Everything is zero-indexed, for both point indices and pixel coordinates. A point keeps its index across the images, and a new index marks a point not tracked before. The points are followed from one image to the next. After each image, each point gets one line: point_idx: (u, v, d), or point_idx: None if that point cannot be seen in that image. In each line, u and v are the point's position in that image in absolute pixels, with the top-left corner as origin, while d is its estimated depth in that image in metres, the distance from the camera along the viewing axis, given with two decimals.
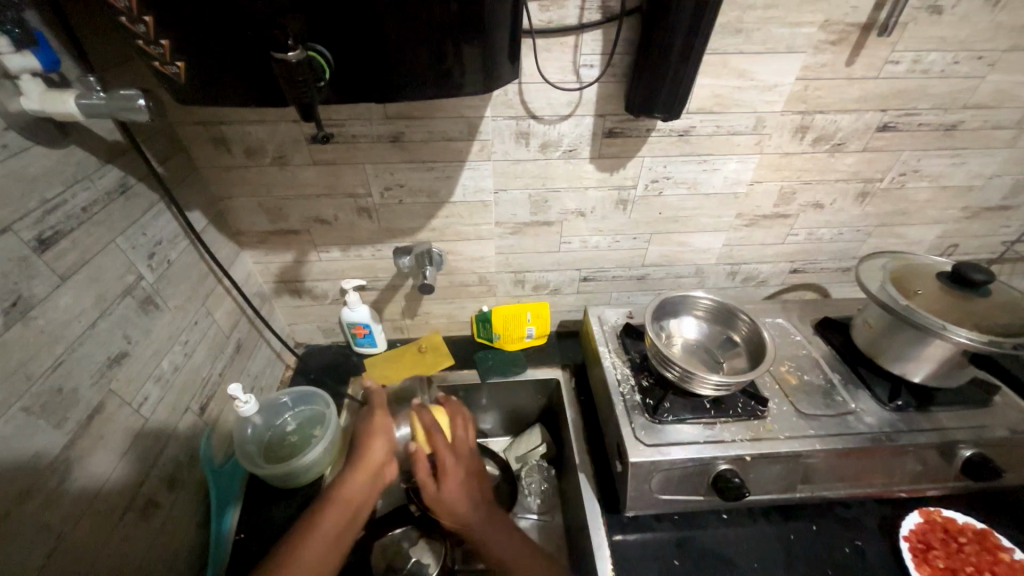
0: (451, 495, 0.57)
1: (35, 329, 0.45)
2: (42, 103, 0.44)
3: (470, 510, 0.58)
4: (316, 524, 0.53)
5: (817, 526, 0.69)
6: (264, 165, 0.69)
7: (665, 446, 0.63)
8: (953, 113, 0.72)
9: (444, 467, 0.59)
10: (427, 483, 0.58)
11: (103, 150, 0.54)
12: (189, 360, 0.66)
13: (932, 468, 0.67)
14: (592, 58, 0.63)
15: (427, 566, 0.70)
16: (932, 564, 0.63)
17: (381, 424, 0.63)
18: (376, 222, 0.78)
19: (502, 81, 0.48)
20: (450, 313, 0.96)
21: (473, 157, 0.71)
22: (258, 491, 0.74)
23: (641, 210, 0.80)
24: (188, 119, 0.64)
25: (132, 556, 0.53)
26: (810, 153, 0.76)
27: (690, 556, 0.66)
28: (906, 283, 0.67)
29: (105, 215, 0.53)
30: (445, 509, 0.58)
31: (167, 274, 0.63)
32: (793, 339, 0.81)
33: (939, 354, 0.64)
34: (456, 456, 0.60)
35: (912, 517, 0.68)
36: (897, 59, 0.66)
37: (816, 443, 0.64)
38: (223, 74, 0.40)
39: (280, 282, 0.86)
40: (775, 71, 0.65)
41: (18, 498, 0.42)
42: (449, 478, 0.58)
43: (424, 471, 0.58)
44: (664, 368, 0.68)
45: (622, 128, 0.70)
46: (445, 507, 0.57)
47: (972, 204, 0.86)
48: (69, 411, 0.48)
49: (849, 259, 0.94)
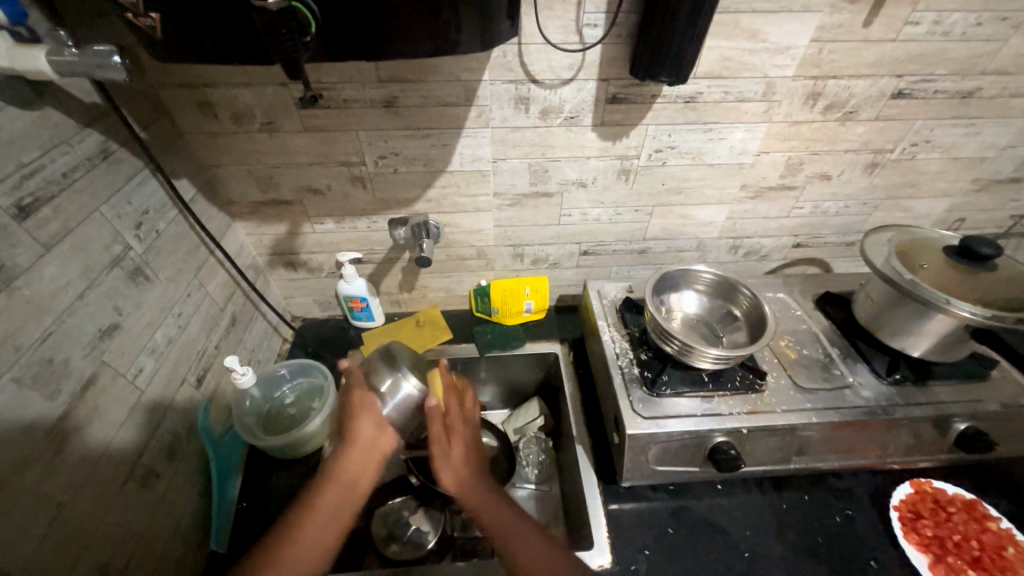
0: (451, 459, 0.57)
1: (20, 299, 0.43)
2: (10, 59, 0.41)
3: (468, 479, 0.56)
4: (316, 501, 0.53)
5: (809, 495, 0.71)
6: (253, 131, 0.66)
7: (662, 418, 0.64)
8: (971, 80, 0.70)
9: (454, 428, 0.58)
10: (438, 438, 0.57)
11: (81, 113, 0.51)
12: (183, 332, 0.65)
13: (926, 441, 0.68)
14: (596, 17, 0.59)
15: (426, 533, 0.71)
16: (920, 533, 0.64)
17: (362, 399, 0.57)
18: (370, 192, 0.76)
19: (501, 39, 0.46)
20: (447, 287, 0.95)
21: (471, 124, 0.68)
22: (257, 461, 0.75)
23: (644, 180, 0.78)
24: (171, 82, 0.61)
25: (133, 526, 0.54)
26: (820, 122, 0.73)
27: (684, 525, 0.67)
28: (911, 256, 0.65)
29: (88, 182, 0.51)
30: (444, 471, 0.56)
31: (156, 245, 0.61)
32: (793, 314, 0.80)
33: (939, 329, 0.64)
34: (466, 428, 0.59)
35: (902, 488, 0.69)
36: (917, 20, 0.62)
37: (812, 416, 0.64)
38: (203, 33, 0.38)
39: (274, 255, 0.84)
40: (788, 33, 0.62)
41: (17, 469, 0.42)
42: (456, 442, 0.57)
43: (437, 423, 0.57)
44: (663, 342, 0.68)
45: (626, 94, 0.67)
46: (446, 471, 0.56)
47: (982, 176, 0.84)
48: (62, 382, 0.47)
49: (853, 233, 0.93)
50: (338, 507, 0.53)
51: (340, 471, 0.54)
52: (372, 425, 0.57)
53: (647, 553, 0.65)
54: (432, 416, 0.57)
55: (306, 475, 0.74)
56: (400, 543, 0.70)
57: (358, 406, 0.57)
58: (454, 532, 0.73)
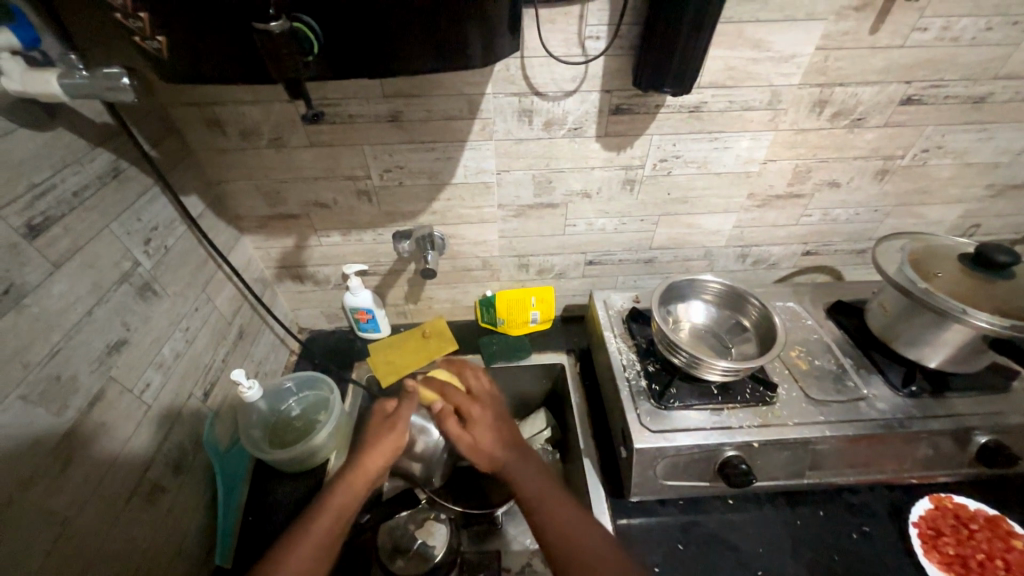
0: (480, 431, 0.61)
1: (28, 317, 0.44)
2: (23, 83, 0.42)
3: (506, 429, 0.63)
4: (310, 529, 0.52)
5: (824, 511, 0.69)
6: (260, 147, 0.67)
7: (671, 432, 0.62)
8: (983, 85, 0.68)
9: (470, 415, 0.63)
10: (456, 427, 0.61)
11: (92, 133, 0.52)
12: (190, 346, 0.66)
13: (945, 455, 0.66)
14: (598, 29, 0.59)
15: (433, 547, 0.68)
16: (941, 551, 0.62)
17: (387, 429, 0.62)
18: (376, 205, 0.76)
19: (503, 54, 0.46)
20: (453, 298, 0.95)
21: (474, 137, 0.68)
22: (264, 472, 0.75)
23: (649, 189, 0.78)
24: (181, 101, 0.62)
25: (138, 543, 0.54)
26: (828, 129, 0.72)
27: (694, 541, 0.66)
28: (925, 265, 0.64)
29: (97, 200, 0.52)
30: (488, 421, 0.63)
31: (165, 261, 0.62)
32: (804, 323, 0.79)
33: (957, 339, 0.62)
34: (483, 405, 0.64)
35: (921, 503, 0.66)
36: (925, 26, 0.62)
37: (825, 430, 0.62)
38: (208, 56, 0.39)
39: (282, 268, 0.85)
40: (792, 41, 0.61)
41: (21, 485, 0.42)
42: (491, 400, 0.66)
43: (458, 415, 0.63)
44: (670, 353, 0.67)
45: (629, 105, 0.67)
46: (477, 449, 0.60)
47: (997, 181, 0.82)
48: (70, 398, 0.47)
49: (864, 240, 0.91)
50: (331, 535, 0.53)
51: (337, 499, 0.55)
52: (388, 455, 0.60)
53: (657, 569, 0.63)
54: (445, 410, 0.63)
55: (312, 488, 0.73)
56: (405, 555, 0.67)
57: (381, 436, 0.61)
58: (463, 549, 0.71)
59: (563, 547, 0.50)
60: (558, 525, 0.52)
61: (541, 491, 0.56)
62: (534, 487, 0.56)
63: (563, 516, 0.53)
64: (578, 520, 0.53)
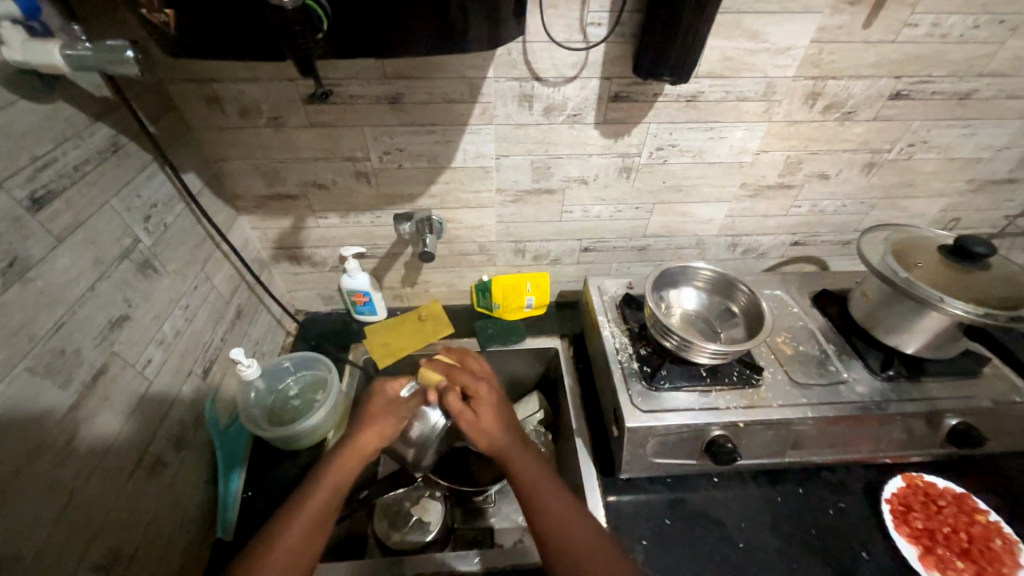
0: (483, 417, 0.62)
1: (34, 289, 0.44)
2: (24, 53, 0.43)
3: (498, 430, 0.61)
4: (305, 503, 0.54)
5: (803, 488, 0.72)
6: (259, 125, 0.67)
7: (661, 412, 0.65)
8: (968, 82, 0.71)
9: (476, 392, 0.64)
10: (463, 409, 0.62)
11: (92, 106, 0.52)
12: (190, 324, 0.66)
13: (919, 436, 0.69)
14: (601, 16, 0.60)
15: (428, 523, 0.72)
16: (911, 525, 0.66)
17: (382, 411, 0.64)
18: (374, 187, 0.76)
19: (508, 39, 0.46)
20: (449, 282, 0.96)
21: (475, 121, 0.69)
22: (263, 450, 0.76)
23: (645, 177, 0.79)
24: (180, 77, 0.61)
25: (142, 514, 0.55)
26: (819, 122, 0.74)
27: (680, 516, 0.69)
28: (907, 255, 0.67)
29: (97, 175, 0.52)
30: (478, 426, 0.62)
31: (164, 239, 0.62)
32: (791, 311, 0.82)
33: (933, 326, 0.65)
34: (486, 383, 0.65)
35: (894, 481, 0.70)
36: (916, 22, 0.63)
37: (807, 411, 0.65)
38: (217, 33, 0.39)
39: (279, 249, 0.85)
40: (788, 34, 0.63)
41: (30, 455, 0.43)
42: (483, 404, 0.63)
43: (455, 399, 0.63)
44: (663, 337, 0.69)
45: (628, 92, 0.68)
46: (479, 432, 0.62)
47: (979, 176, 0.85)
48: (73, 371, 0.48)
49: (849, 232, 0.94)
50: (326, 510, 0.54)
51: (335, 476, 0.56)
52: (381, 437, 0.62)
53: (644, 543, 0.66)
54: (449, 388, 0.64)
55: (310, 466, 0.75)
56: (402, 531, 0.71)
57: (371, 417, 0.63)
58: (455, 523, 0.76)
59: (556, 539, 0.52)
60: (549, 524, 0.53)
61: (536, 489, 0.56)
62: (530, 482, 0.57)
63: (556, 510, 0.54)
64: (567, 513, 0.54)
